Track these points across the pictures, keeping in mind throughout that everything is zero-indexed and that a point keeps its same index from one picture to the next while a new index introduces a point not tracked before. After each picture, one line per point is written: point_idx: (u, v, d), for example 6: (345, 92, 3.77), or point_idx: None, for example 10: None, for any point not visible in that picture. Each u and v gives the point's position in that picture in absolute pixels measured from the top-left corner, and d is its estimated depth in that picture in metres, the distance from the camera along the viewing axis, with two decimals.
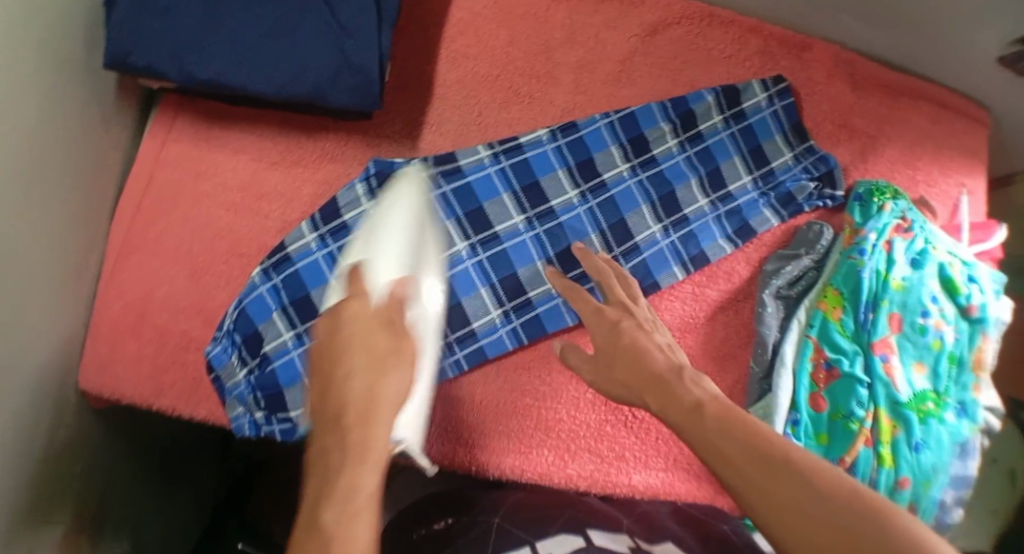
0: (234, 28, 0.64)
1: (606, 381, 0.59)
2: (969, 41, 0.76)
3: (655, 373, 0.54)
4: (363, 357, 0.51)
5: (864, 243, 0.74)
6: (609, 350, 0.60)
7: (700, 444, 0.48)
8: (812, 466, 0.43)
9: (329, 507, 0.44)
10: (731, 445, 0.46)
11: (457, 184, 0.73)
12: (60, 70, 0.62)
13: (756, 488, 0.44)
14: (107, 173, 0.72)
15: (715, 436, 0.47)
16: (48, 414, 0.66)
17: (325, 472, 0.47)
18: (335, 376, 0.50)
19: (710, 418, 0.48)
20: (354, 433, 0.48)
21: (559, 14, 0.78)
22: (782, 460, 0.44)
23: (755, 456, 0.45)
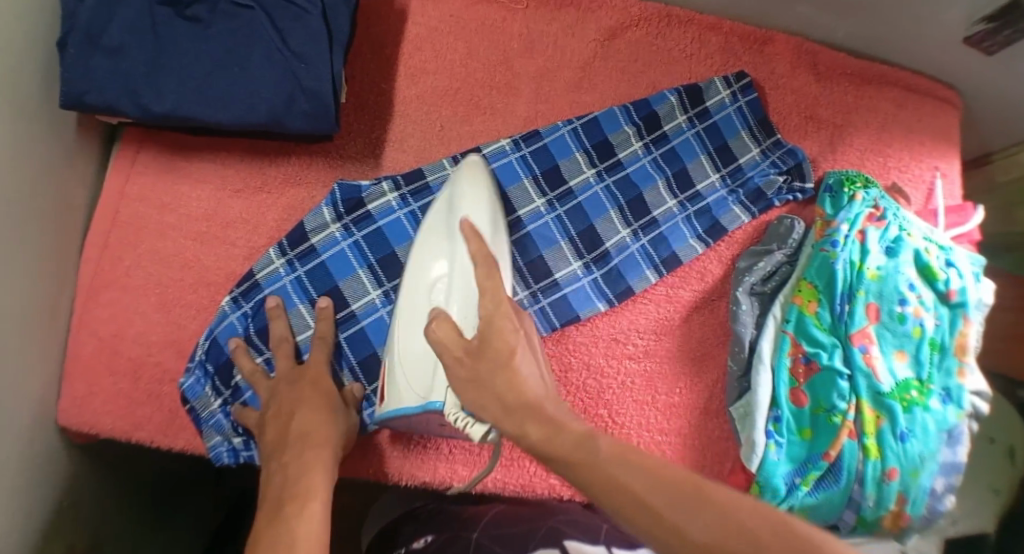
0: (186, 63, 0.66)
1: (472, 395, 0.53)
2: (929, 25, 0.75)
3: (531, 401, 0.50)
4: (306, 406, 0.64)
5: (836, 235, 0.73)
6: (479, 361, 0.53)
7: (592, 473, 0.46)
8: (726, 498, 0.43)
9: (283, 506, 0.56)
10: (630, 480, 0.44)
11: (425, 202, 0.72)
12: (22, 113, 0.63)
13: (659, 521, 0.42)
14: (74, 209, 0.72)
15: (611, 468, 0.45)
16: (31, 455, 0.66)
17: (281, 477, 0.59)
18: (298, 426, 0.62)
19: (611, 452, 0.46)
20: (305, 454, 0.60)
21: (516, 23, 0.78)
22: (686, 491, 0.43)
23: (660, 490, 0.43)
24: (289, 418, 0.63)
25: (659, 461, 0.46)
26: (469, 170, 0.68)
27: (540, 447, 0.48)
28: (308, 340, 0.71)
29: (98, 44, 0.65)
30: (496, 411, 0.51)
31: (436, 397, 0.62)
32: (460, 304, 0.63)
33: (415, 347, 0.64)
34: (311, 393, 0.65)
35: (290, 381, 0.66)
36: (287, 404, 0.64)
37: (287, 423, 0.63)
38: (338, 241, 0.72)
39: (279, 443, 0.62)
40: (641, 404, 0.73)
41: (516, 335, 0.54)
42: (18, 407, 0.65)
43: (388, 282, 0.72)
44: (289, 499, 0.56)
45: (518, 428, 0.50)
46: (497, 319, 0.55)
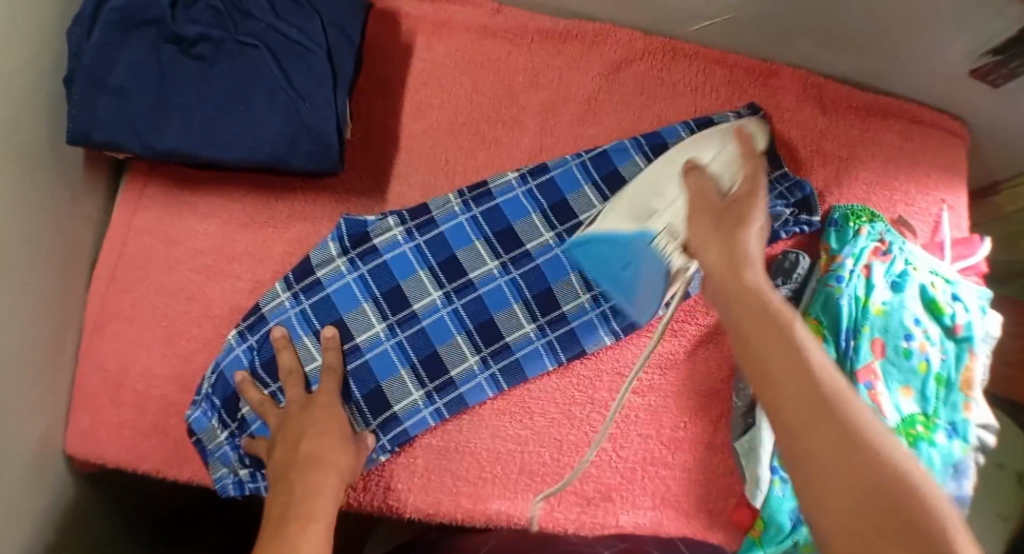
0: (193, 103, 0.67)
1: (703, 239, 0.54)
2: (935, 62, 0.75)
3: (753, 299, 0.49)
4: (316, 429, 0.64)
5: (841, 270, 0.73)
6: (720, 220, 0.54)
7: (758, 356, 0.48)
8: (856, 418, 0.44)
9: (293, 520, 0.54)
10: (785, 363, 0.46)
11: (430, 235, 0.73)
12: (31, 152, 0.64)
13: (794, 411, 0.45)
14: (81, 240, 0.73)
15: (775, 358, 0.47)
16: (37, 487, 0.67)
17: (288, 494, 0.58)
18: (302, 453, 0.61)
19: (778, 325, 0.48)
20: (312, 474, 0.59)
21: (522, 58, 0.78)
22: (823, 397, 0.45)
23: (805, 400, 0.45)
24: (296, 444, 0.62)
25: (824, 372, 0.46)
26: (755, 128, 0.73)
27: (733, 299, 0.50)
28: (316, 371, 0.70)
29: (104, 84, 0.65)
30: (717, 261, 0.52)
31: (652, 225, 0.66)
32: (719, 166, 0.63)
33: (650, 197, 0.69)
34: (323, 417, 0.65)
35: (297, 414, 0.65)
36: (297, 428, 0.64)
37: (296, 448, 0.62)
38: (344, 274, 0.71)
39: (281, 468, 0.61)
40: (646, 438, 0.73)
41: (763, 222, 0.53)
42: (24, 442, 0.65)
43: (392, 315, 0.72)
44: (293, 517, 0.55)
45: (720, 283, 0.51)
46: (755, 193, 0.54)
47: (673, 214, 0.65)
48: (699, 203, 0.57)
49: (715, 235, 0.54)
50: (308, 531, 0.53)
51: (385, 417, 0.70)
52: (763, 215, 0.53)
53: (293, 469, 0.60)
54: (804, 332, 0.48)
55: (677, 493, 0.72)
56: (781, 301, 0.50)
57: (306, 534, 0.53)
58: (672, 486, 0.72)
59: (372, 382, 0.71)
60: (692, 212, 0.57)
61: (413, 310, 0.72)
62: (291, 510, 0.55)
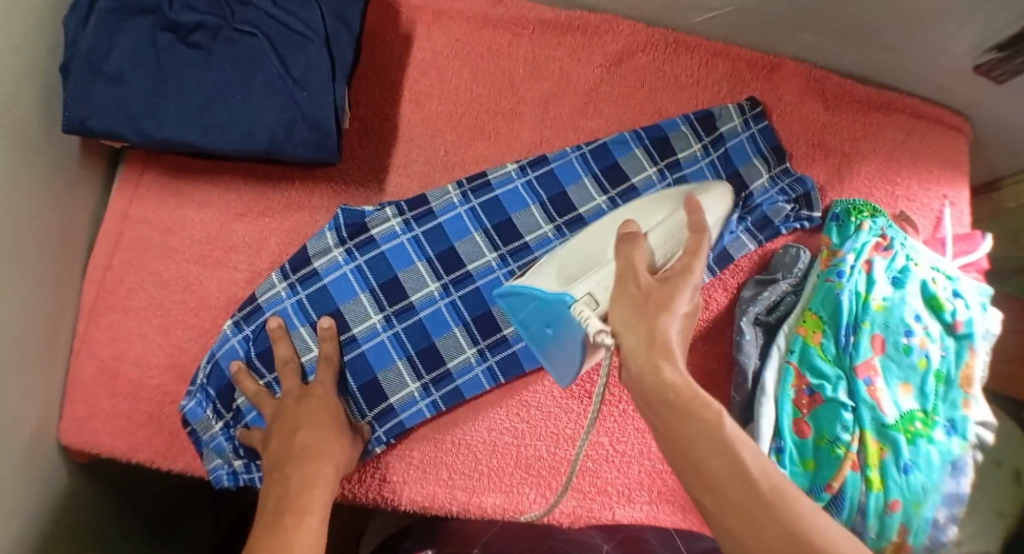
0: (189, 91, 0.66)
1: (619, 323, 0.53)
2: (939, 57, 0.74)
3: (678, 401, 0.48)
4: (310, 421, 0.63)
5: (842, 265, 0.73)
6: (639, 300, 0.53)
7: (690, 458, 0.47)
8: (800, 514, 0.43)
9: (287, 514, 0.54)
10: (711, 457, 0.46)
11: (428, 227, 0.72)
12: (26, 139, 0.63)
13: (737, 514, 0.44)
14: (76, 229, 0.72)
15: (709, 459, 0.46)
16: (31, 476, 0.67)
17: (283, 489, 0.57)
18: (297, 444, 0.61)
19: (704, 423, 0.47)
20: (306, 467, 0.59)
21: (522, 49, 0.78)
22: (762, 498, 0.44)
23: (745, 505, 0.44)
24: (291, 435, 0.62)
25: (758, 467, 0.46)
26: (709, 195, 0.67)
27: (654, 396, 0.49)
28: (313, 362, 0.70)
29: (100, 71, 0.64)
30: (636, 344, 0.51)
31: (572, 290, 0.59)
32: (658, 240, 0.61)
33: (577, 264, 0.63)
34: (319, 408, 0.65)
35: (293, 405, 0.65)
36: (292, 419, 0.63)
37: (291, 439, 0.61)
38: (341, 265, 0.71)
39: (276, 460, 0.61)
40: (643, 432, 0.73)
41: (686, 307, 0.53)
42: (19, 432, 0.65)
43: (389, 307, 0.71)
44: (287, 509, 0.54)
45: (647, 368, 0.50)
46: (688, 274, 0.54)
47: (597, 282, 0.59)
48: (625, 278, 0.55)
49: (634, 316, 0.52)
50: (302, 524, 0.53)
51: (382, 408, 0.70)
52: (687, 297, 0.53)
53: (288, 461, 0.59)
54: (734, 426, 0.48)
55: (674, 487, 0.72)
56: (705, 395, 0.48)
57: (300, 527, 0.53)
58: (670, 480, 0.72)
59: (369, 373, 0.70)
60: (617, 288, 0.55)
61: (410, 302, 0.71)
62: (286, 502, 0.55)
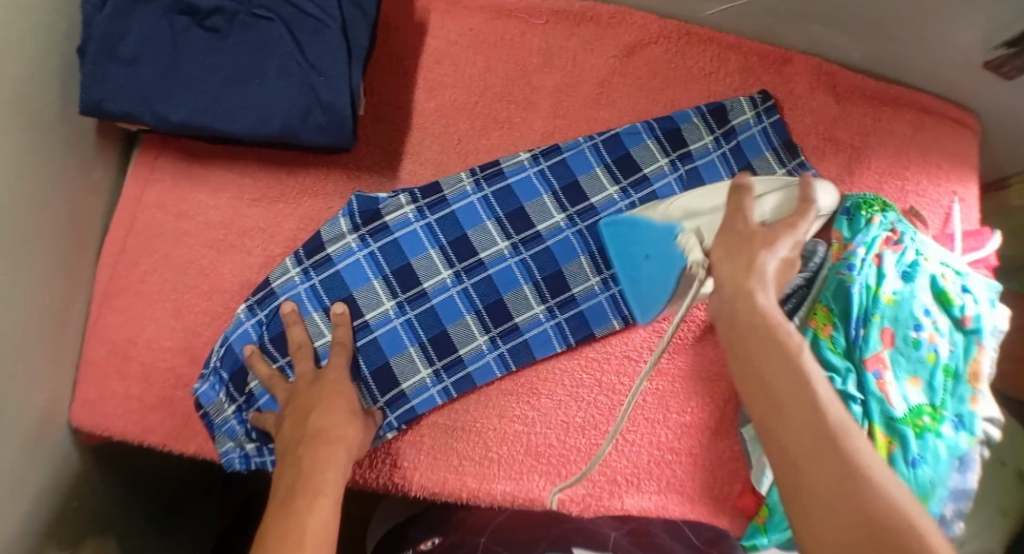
0: (206, 74, 0.67)
1: (718, 256, 0.55)
2: (949, 52, 0.75)
3: (752, 312, 0.51)
4: (323, 405, 0.63)
5: (853, 258, 0.73)
6: (744, 237, 0.55)
7: (763, 375, 0.49)
8: (857, 450, 0.44)
9: (300, 496, 0.54)
10: (788, 378, 0.47)
11: (442, 214, 0.72)
12: (42, 118, 0.63)
13: (794, 438, 0.45)
14: (90, 211, 0.72)
15: (780, 386, 0.47)
16: (42, 456, 0.67)
17: (295, 472, 0.57)
18: (309, 430, 0.61)
19: (780, 348, 0.49)
20: (319, 450, 0.59)
21: (536, 38, 0.78)
22: (826, 427, 0.45)
23: (807, 430, 0.45)
24: (304, 420, 0.62)
25: (831, 405, 0.46)
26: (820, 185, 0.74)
27: (728, 314, 0.52)
28: (325, 347, 0.70)
29: (118, 54, 0.65)
30: (733, 270, 0.53)
31: None
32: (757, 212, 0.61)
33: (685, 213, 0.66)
34: (332, 392, 0.65)
35: (305, 391, 0.65)
36: (306, 403, 0.63)
37: (303, 424, 0.61)
38: (354, 251, 0.71)
39: (289, 444, 0.61)
40: (652, 422, 0.73)
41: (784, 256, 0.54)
42: (31, 411, 0.65)
43: (402, 293, 0.71)
44: (298, 494, 0.54)
45: (737, 291, 0.52)
46: (787, 231, 0.56)
47: None
48: (738, 213, 0.56)
49: (734, 253, 0.55)
50: (313, 508, 0.53)
51: (393, 394, 0.70)
52: (787, 243, 0.55)
53: (300, 446, 0.59)
54: (812, 362, 0.49)
55: (683, 478, 0.72)
56: (789, 328, 0.50)
57: (312, 511, 0.53)
58: (679, 471, 0.72)
59: (381, 358, 0.71)
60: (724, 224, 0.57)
61: (423, 289, 0.72)
62: (297, 486, 0.55)
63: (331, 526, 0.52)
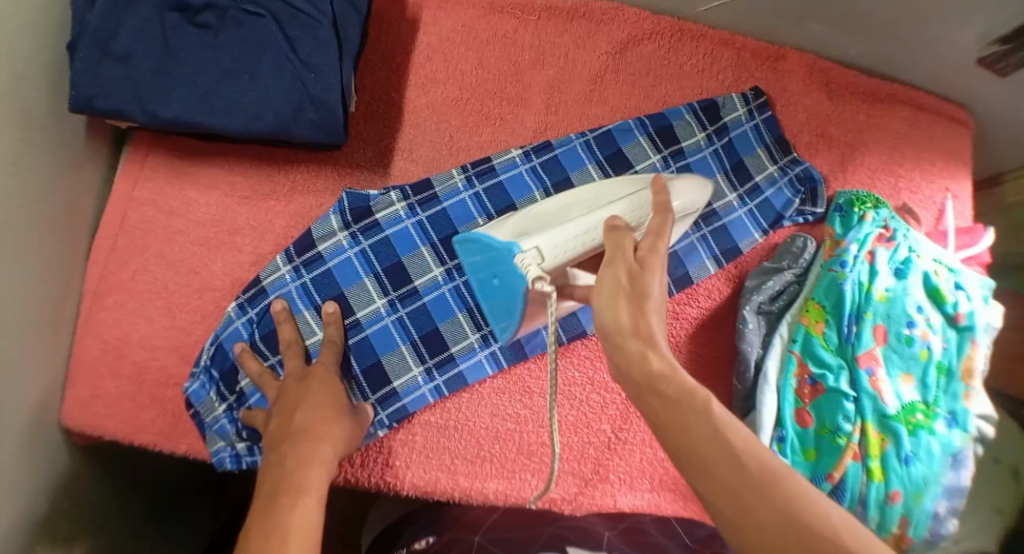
0: (196, 71, 0.66)
1: (599, 305, 0.50)
2: (942, 49, 0.74)
3: (650, 379, 0.46)
4: (309, 404, 0.62)
5: (845, 255, 0.72)
6: (625, 285, 0.49)
7: (680, 442, 0.44)
8: (794, 493, 0.41)
9: (283, 494, 0.52)
10: (702, 437, 0.44)
11: (433, 211, 0.72)
12: (31, 115, 0.63)
13: (732, 508, 0.42)
14: (81, 210, 0.72)
15: (699, 451, 0.43)
16: (32, 456, 0.66)
17: (279, 470, 0.56)
18: (295, 428, 0.60)
19: (688, 405, 0.45)
20: (304, 447, 0.58)
21: (528, 35, 0.78)
22: (754, 480, 0.42)
23: (739, 499, 0.41)
24: (292, 417, 0.61)
25: (755, 456, 0.43)
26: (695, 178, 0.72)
27: (644, 383, 0.46)
28: (317, 345, 0.70)
29: (107, 51, 0.65)
30: (620, 320, 0.48)
31: (520, 242, 0.60)
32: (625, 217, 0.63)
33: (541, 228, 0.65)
34: (320, 391, 0.64)
35: (294, 388, 0.64)
36: (291, 401, 0.63)
37: (291, 421, 0.61)
38: (345, 249, 0.71)
39: (276, 440, 0.60)
40: (645, 420, 0.73)
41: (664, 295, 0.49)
42: (22, 410, 0.65)
43: (393, 291, 0.71)
44: (281, 492, 0.53)
45: (637, 357, 0.47)
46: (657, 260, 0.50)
47: (546, 238, 0.60)
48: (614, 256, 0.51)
49: (611, 302, 0.49)
50: (296, 505, 0.51)
51: (385, 392, 0.70)
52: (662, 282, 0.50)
53: (286, 444, 0.59)
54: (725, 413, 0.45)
55: (676, 475, 0.72)
56: (693, 381, 0.46)
57: (295, 508, 0.51)
58: (671, 469, 0.72)
59: (372, 356, 0.70)
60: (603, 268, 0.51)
61: (414, 287, 0.71)
62: (284, 482, 0.54)
63: (315, 522, 0.51)
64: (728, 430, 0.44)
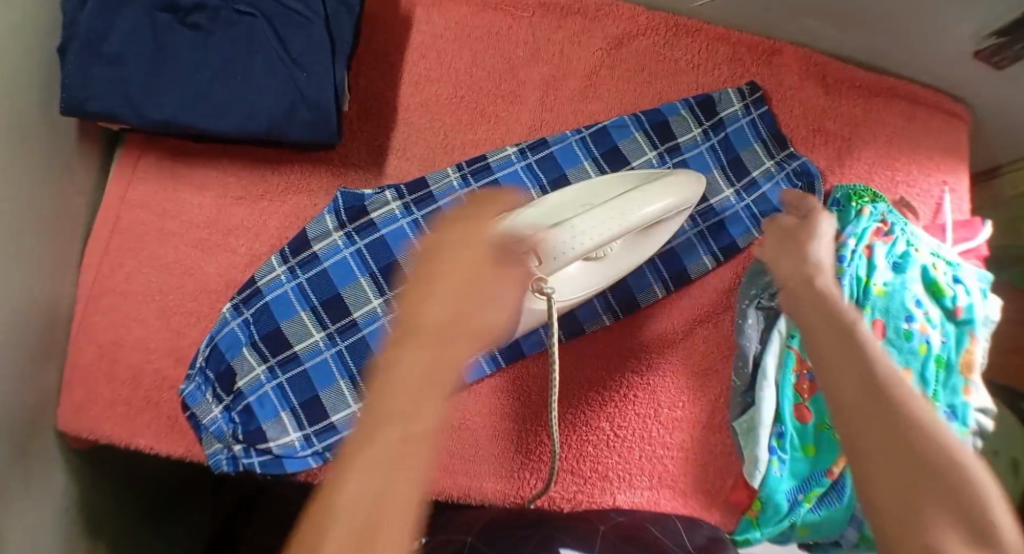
0: (187, 71, 0.66)
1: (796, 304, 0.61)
2: (938, 41, 0.74)
3: (880, 384, 0.54)
4: (458, 282, 0.50)
5: (843, 249, 0.72)
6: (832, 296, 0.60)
7: (851, 438, 0.52)
8: (957, 490, 0.47)
9: (385, 422, 0.46)
10: (891, 434, 0.51)
11: (428, 210, 0.72)
12: (21, 118, 0.62)
13: (896, 519, 0.47)
14: (73, 212, 0.71)
15: (868, 449, 0.51)
16: (27, 461, 0.66)
17: (378, 387, 0.48)
18: (443, 324, 0.49)
19: (894, 409, 0.52)
20: (421, 356, 0.48)
21: (522, 32, 0.77)
22: (946, 475, 0.48)
23: (891, 489, 0.48)
24: (436, 306, 0.49)
25: (895, 452, 0.50)
26: (688, 176, 0.69)
27: (847, 393, 0.54)
28: (312, 347, 0.69)
29: (97, 53, 0.64)
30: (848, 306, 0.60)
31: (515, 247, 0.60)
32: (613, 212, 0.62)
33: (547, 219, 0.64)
34: (462, 273, 0.51)
35: (459, 255, 0.52)
36: (439, 274, 0.51)
37: (436, 311, 0.49)
38: (340, 248, 0.71)
39: (428, 332, 0.49)
40: (644, 417, 0.72)
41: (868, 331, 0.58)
42: (17, 413, 0.64)
43: (390, 289, 0.70)
44: (387, 417, 0.46)
45: (835, 384, 0.55)
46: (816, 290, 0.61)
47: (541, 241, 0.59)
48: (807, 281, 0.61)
49: (806, 315, 0.60)
50: (395, 457, 0.45)
51: None
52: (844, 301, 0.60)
53: (466, 351, 0.49)
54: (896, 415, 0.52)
55: (674, 472, 0.72)
56: (897, 376, 0.54)
57: (402, 467, 0.45)
58: (670, 466, 0.72)
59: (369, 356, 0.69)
60: (790, 284, 0.62)
61: None
62: (386, 420, 0.46)
63: (420, 460, 0.45)
64: (913, 427, 0.51)
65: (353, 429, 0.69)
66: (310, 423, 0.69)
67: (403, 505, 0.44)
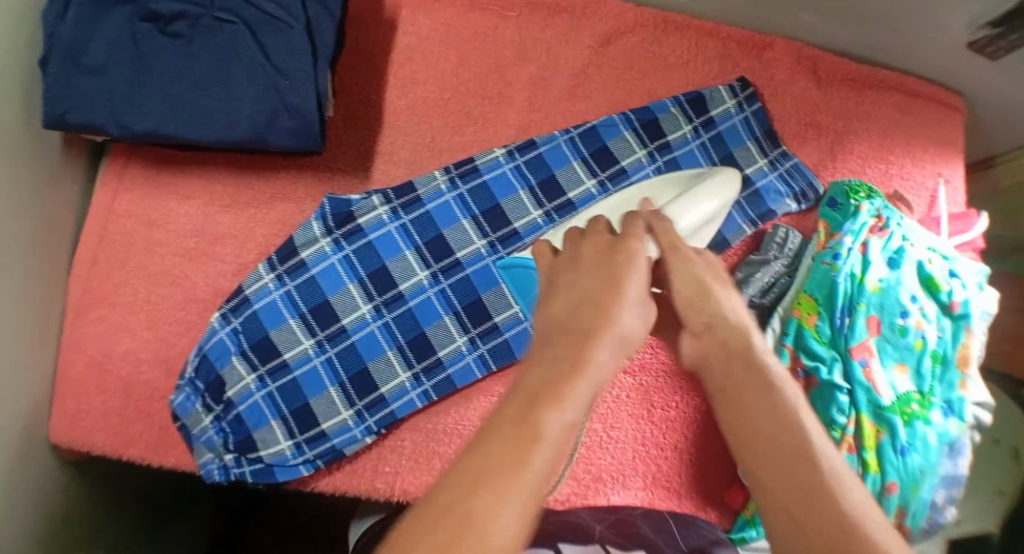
0: (168, 82, 0.65)
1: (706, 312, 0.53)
2: (931, 33, 0.73)
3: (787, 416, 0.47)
4: (592, 285, 0.50)
5: (839, 247, 0.71)
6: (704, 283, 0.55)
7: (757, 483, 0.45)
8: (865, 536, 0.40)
9: (525, 410, 0.41)
10: (794, 474, 0.44)
11: (416, 215, 0.71)
12: (4, 131, 0.62)
13: None
14: (61, 223, 0.71)
15: (773, 491, 0.44)
16: (22, 474, 0.66)
17: (534, 377, 0.44)
18: (582, 322, 0.47)
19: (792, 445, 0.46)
20: (549, 353, 0.46)
21: (508, 31, 0.77)
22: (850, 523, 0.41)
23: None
24: (572, 306, 0.49)
25: (801, 498, 0.43)
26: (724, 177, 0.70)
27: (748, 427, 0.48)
28: (302, 355, 0.69)
29: (79, 65, 0.64)
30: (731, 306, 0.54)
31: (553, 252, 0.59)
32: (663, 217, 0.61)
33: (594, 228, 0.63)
34: (593, 276, 0.51)
35: (592, 268, 0.52)
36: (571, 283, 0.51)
37: (570, 310, 0.49)
38: (328, 255, 0.70)
39: (561, 332, 0.48)
40: (637, 418, 0.72)
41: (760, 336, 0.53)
42: (9, 430, 0.64)
43: (379, 297, 0.70)
44: (533, 404, 0.42)
45: (739, 406, 0.49)
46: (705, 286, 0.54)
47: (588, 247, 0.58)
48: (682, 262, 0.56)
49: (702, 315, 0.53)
50: (549, 428, 0.41)
51: (373, 398, 0.69)
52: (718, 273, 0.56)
53: (601, 339, 0.47)
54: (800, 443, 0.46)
55: (668, 473, 0.72)
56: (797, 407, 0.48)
57: (538, 436, 0.40)
58: (663, 466, 0.72)
59: (359, 363, 0.69)
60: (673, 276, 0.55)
61: (400, 291, 0.70)
62: (517, 399, 0.42)
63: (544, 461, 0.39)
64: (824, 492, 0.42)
65: (345, 436, 0.68)
66: (301, 431, 0.69)
67: (543, 470, 0.39)
